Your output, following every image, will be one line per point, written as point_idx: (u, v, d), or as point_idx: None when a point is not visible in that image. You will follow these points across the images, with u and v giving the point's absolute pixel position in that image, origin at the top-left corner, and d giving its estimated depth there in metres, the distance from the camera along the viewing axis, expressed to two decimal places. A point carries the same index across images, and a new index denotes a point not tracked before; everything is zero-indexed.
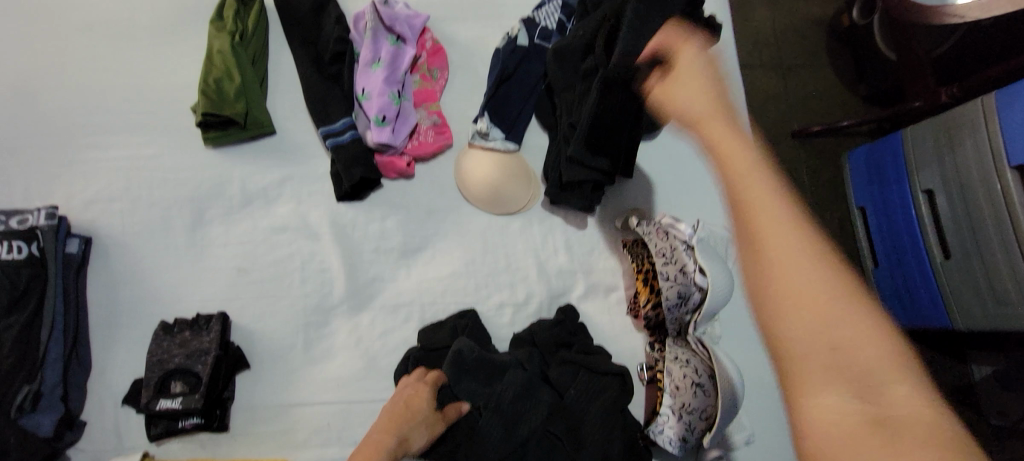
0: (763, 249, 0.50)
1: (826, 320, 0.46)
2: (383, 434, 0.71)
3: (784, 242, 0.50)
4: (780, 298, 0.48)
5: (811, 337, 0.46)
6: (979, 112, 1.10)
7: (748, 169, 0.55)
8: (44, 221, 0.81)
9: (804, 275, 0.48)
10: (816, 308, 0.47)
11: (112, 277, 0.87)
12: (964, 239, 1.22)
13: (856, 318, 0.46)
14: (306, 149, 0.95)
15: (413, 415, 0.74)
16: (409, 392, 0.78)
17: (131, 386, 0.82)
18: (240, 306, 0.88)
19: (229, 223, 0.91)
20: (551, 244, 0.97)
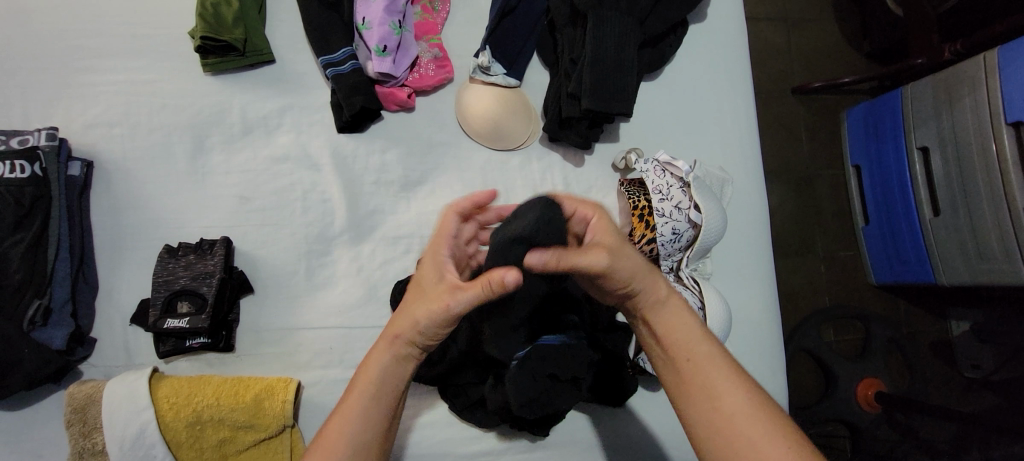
0: (701, 375, 0.57)
1: (737, 424, 0.54)
2: (397, 327, 0.61)
3: (698, 357, 0.58)
4: (696, 365, 0.57)
5: (732, 396, 0.55)
6: (987, 72, 1.14)
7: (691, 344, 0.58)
8: (45, 142, 0.81)
9: (719, 378, 0.56)
10: (713, 372, 0.57)
11: (115, 201, 0.88)
12: (955, 195, 1.24)
13: (760, 417, 0.54)
14: (305, 79, 0.94)
15: (422, 301, 0.59)
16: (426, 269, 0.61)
17: (138, 306, 0.84)
18: (243, 233, 0.90)
19: (230, 152, 0.91)
20: (549, 181, 0.99)
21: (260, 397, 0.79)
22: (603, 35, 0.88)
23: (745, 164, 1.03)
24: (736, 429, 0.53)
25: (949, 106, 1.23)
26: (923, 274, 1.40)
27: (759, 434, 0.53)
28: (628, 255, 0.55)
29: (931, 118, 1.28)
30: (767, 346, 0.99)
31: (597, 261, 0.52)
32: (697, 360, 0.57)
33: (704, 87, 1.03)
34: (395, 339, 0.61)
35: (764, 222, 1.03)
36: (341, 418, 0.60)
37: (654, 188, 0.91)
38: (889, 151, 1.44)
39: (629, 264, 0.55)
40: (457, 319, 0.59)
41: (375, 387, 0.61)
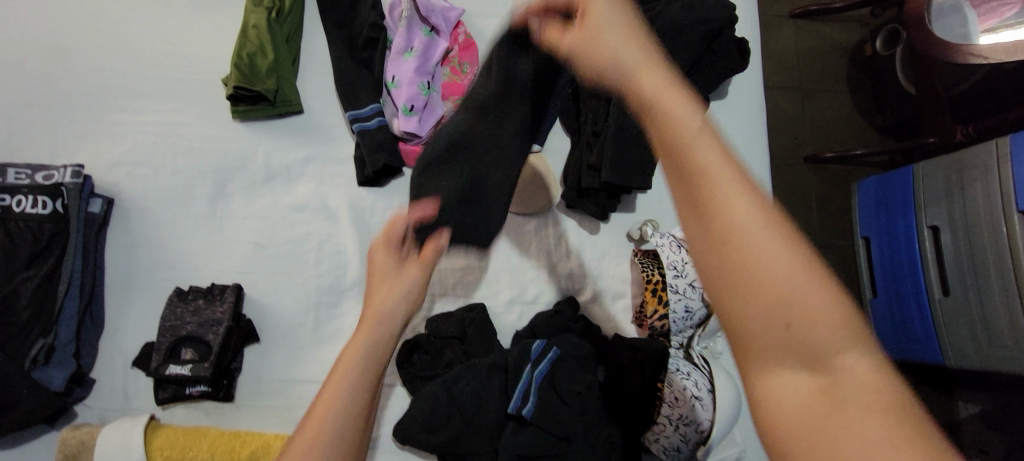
0: (711, 206, 0.35)
1: (740, 244, 0.34)
2: (379, 286, 0.64)
3: (719, 182, 0.36)
4: (713, 195, 0.35)
5: (758, 242, 0.34)
6: (1000, 161, 1.13)
7: (713, 162, 0.36)
8: (69, 179, 0.82)
9: (750, 219, 0.34)
10: (735, 204, 0.35)
11: (130, 240, 0.88)
12: (963, 277, 1.21)
13: (768, 228, 0.34)
14: (330, 131, 0.96)
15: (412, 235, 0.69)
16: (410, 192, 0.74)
17: (142, 349, 0.83)
18: (254, 279, 0.90)
19: (250, 198, 0.92)
20: (563, 247, 0.98)
21: (255, 456, 0.77)
22: (629, 110, 0.90)
23: None
24: (738, 240, 0.34)
25: (961, 190, 1.22)
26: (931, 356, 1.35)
27: (772, 254, 0.34)
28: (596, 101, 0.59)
29: (941, 200, 1.26)
30: None
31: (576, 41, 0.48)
32: (694, 151, 0.37)
33: None
34: (386, 288, 0.63)
35: None
36: (347, 353, 0.58)
37: (668, 263, 0.90)
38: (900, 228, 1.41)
39: (609, 43, 0.45)
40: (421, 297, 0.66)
41: (369, 333, 0.59)
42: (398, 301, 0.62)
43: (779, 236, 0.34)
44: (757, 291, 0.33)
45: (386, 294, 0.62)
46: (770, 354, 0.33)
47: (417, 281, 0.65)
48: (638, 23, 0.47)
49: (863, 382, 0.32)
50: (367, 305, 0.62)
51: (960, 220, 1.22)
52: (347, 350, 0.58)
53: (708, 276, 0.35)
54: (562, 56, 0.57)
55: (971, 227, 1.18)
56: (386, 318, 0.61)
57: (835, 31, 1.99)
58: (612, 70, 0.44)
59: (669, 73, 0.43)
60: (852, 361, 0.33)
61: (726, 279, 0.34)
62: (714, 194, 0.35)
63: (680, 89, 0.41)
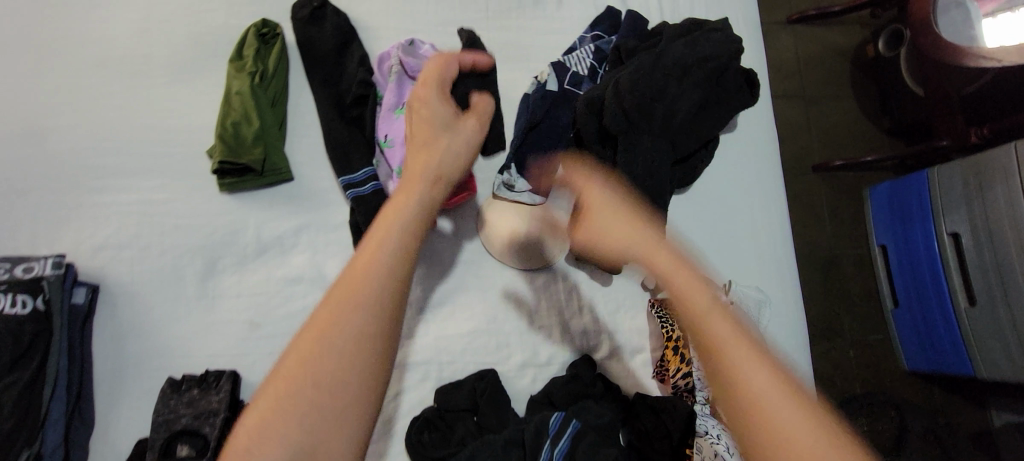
0: (710, 355, 0.47)
1: (762, 422, 0.43)
2: (392, 212, 0.53)
3: (716, 333, 0.47)
4: (723, 363, 0.46)
5: (777, 422, 0.43)
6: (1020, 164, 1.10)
7: (707, 315, 0.48)
8: (50, 271, 0.78)
9: (749, 363, 0.45)
10: (735, 363, 0.45)
11: (118, 328, 0.83)
12: (989, 280, 1.18)
13: (770, 377, 0.45)
14: (323, 196, 0.91)
15: (421, 170, 0.59)
16: (420, 129, 0.65)
17: (135, 447, 0.78)
18: (251, 361, 0.85)
19: (242, 273, 0.87)
20: (575, 301, 0.93)
21: None
22: (635, 158, 0.85)
23: (782, 281, 0.98)
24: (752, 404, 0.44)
25: (980, 194, 1.18)
26: (961, 366, 1.33)
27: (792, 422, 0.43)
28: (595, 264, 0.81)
29: (957, 206, 1.24)
30: None
31: (586, 232, 0.64)
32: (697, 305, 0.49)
33: (735, 198, 1.00)
34: (399, 222, 0.53)
35: (804, 343, 0.96)
36: (359, 275, 0.49)
37: None
38: (918, 235, 1.38)
39: (616, 231, 0.58)
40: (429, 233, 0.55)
41: (385, 262, 0.49)
42: (413, 214, 0.54)
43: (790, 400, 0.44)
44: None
45: (398, 230, 0.52)
46: None
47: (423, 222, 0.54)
48: (619, 203, 0.63)
49: None
50: (390, 204, 0.55)
51: (980, 226, 1.19)
52: (359, 271, 0.48)
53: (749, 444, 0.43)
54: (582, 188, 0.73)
55: (993, 231, 1.16)
56: (405, 244, 0.51)
57: (835, 35, 1.93)
58: (612, 250, 0.60)
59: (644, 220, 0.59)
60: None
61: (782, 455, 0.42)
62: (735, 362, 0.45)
63: (686, 265, 0.52)
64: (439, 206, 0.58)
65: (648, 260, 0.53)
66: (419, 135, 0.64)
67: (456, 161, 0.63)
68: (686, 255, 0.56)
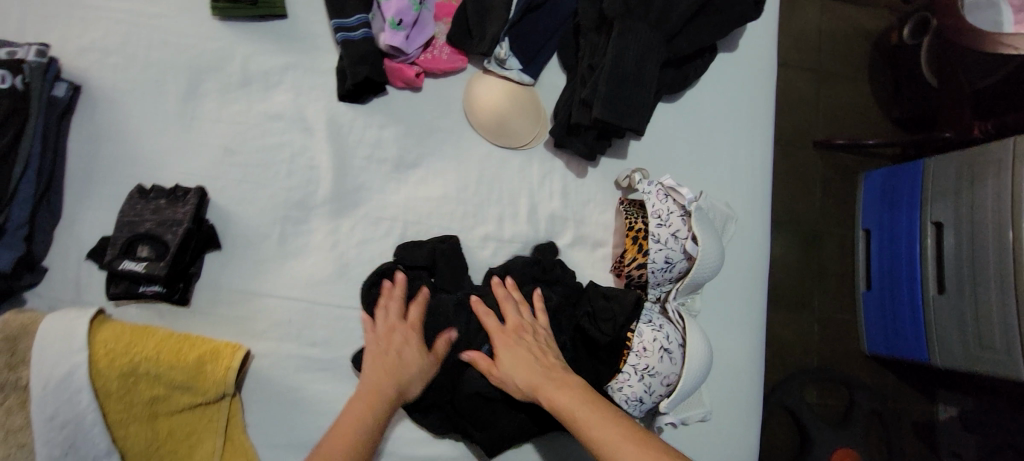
0: (607, 452, 0.66)
1: None
2: (347, 434, 0.70)
3: (603, 432, 0.68)
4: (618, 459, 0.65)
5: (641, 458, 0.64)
6: (1015, 157, 1.09)
7: (605, 425, 0.68)
8: (32, 58, 0.78)
9: (634, 457, 0.64)
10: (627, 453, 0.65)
11: (95, 131, 0.84)
12: (961, 276, 1.18)
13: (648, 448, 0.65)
14: (315, 40, 0.91)
15: (355, 423, 0.71)
16: (379, 380, 0.76)
17: (99, 242, 0.81)
18: (221, 186, 0.86)
19: (223, 101, 0.88)
20: (547, 186, 0.95)
21: (204, 358, 0.74)
22: (628, 46, 0.85)
23: (754, 203, 0.99)
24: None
25: (969, 187, 1.18)
26: (916, 352, 1.33)
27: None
28: (521, 360, 0.77)
29: (948, 197, 1.24)
30: (741, 393, 0.95)
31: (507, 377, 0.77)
32: (609, 454, 0.66)
33: (721, 117, 1.00)
34: (350, 448, 0.69)
35: (762, 266, 0.98)
36: (341, 431, 0.70)
37: (653, 212, 0.86)
38: (901, 220, 1.38)
39: (522, 374, 0.76)
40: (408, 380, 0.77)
41: (360, 448, 0.69)
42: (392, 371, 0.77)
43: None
44: None
45: (359, 447, 0.70)
46: None
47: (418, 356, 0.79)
48: (525, 347, 0.78)
49: None
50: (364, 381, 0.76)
51: (964, 219, 1.19)
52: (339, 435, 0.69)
53: None
54: (503, 347, 0.78)
55: (975, 224, 1.16)
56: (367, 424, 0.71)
57: None
58: (534, 390, 0.75)
59: (564, 381, 0.75)
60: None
61: None
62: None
63: (575, 387, 0.74)
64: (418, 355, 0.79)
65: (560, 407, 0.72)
66: (373, 389, 0.75)
67: (402, 391, 0.77)
68: (596, 430, 0.68)
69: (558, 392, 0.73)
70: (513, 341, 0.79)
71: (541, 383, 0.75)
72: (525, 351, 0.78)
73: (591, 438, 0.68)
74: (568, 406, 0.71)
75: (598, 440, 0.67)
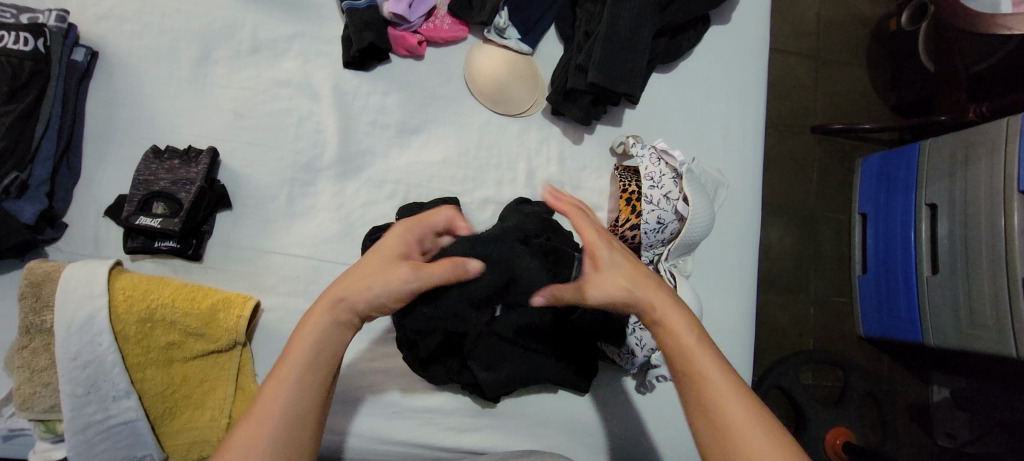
0: (714, 398, 0.57)
1: (741, 440, 0.55)
2: (285, 372, 0.58)
3: (714, 377, 0.58)
4: (725, 415, 0.57)
5: (750, 420, 0.56)
6: (1008, 138, 1.11)
7: (716, 372, 0.59)
8: (53, 23, 0.82)
9: (746, 418, 0.56)
10: (738, 411, 0.56)
11: (111, 95, 0.88)
12: (956, 257, 1.21)
13: (759, 411, 0.57)
14: (321, 10, 0.95)
15: (308, 338, 0.60)
16: (348, 282, 0.63)
17: (115, 200, 0.84)
18: (232, 148, 0.90)
19: (234, 67, 0.92)
20: (545, 152, 0.98)
21: (215, 307, 0.78)
22: (622, 13, 0.88)
23: (745, 170, 1.02)
24: (729, 425, 0.56)
25: (964, 168, 1.20)
26: (910, 333, 1.37)
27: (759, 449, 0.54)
28: (626, 269, 0.64)
29: (942, 179, 1.26)
30: (732, 354, 0.98)
31: (597, 286, 0.62)
32: (710, 386, 0.58)
33: (714, 87, 1.03)
34: (293, 374, 0.58)
35: (753, 232, 1.02)
36: (280, 371, 0.59)
37: (646, 174, 0.90)
38: (897, 202, 1.41)
39: (620, 281, 0.62)
40: (374, 302, 0.62)
41: (292, 394, 0.58)
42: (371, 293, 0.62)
43: (761, 418, 0.56)
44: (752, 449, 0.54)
45: (291, 393, 0.58)
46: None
47: (397, 280, 0.62)
48: (629, 255, 0.67)
49: None
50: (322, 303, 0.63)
51: (959, 201, 1.21)
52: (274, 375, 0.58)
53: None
54: (598, 252, 0.65)
55: (969, 205, 1.18)
56: (304, 361, 0.59)
57: None
58: (632, 303, 0.62)
59: (678, 302, 0.64)
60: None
61: (757, 442, 0.55)
62: (713, 396, 0.57)
63: (684, 313, 0.63)
64: (394, 278, 0.62)
65: (662, 326, 0.62)
66: (331, 289, 0.63)
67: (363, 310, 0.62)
68: (705, 359, 0.59)
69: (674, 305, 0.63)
70: (611, 248, 0.66)
71: (650, 291, 0.63)
72: (628, 260, 0.65)
73: (698, 376, 0.59)
74: (681, 336, 0.61)
75: (704, 370, 0.59)
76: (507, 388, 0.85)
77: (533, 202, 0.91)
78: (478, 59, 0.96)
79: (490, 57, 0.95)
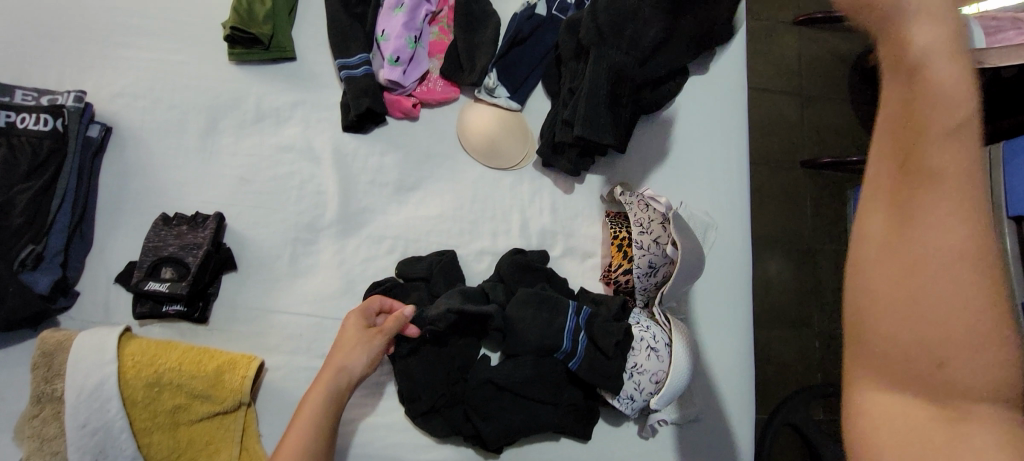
0: (909, 197, 0.48)
1: (926, 270, 0.46)
2: (298, 429, 0.72)
3: (951, 222, 0.46)
4: (924, 240, 0.47)
5: (956, 270, 0.45)
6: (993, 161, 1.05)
7: (962, 210, 0.46)
8: (71, 103, 0.87)
9: (949, 272, 0.46)
10: (943, 237, 0.46)
11: (124, 166, 0.93)
12: None
13: (975, 284, 0.45)
14: (321, 79, 1.02)
15: (315, 397, 0.75)
16: (333, 358, 0.79)
17: (125, 267, 0.88)
18: (238, 211, 0.94)
19: (239, 135, 0.97)
20: (537, 203, 1.02)
21: (221, 369, 0.80)
22: (603, 70, 0.93)
23: (733, 211, 1.05)
24: (917, 269, 0.47)
25: None
26: None
27: (947, 294, 0.45)
28: (943, 57, 0.48)
29: None
30: (732, 394, 0.98)
31: (922, 34, 0.48)
32: (922, 205, 0.47)
33: (697, 133, 1.08)
34: (299, 444, 0.71)
35: (745, 271, 1.04)
36: (298, 425, 0.73)
37: (635, 220, 0.94)
38: None
39: (942, 64, 0.47)
40: (360, 369, 0.79)
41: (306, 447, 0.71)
42: (348, 359, 0.78)
43: (972, 276, 0.45)
44: (924, 275, 0.46)
45: (305, 438, 0.72)
46: (928, 299, 0.46)
47: (374, 348, 0.80)
48: (955, 35, 0.48)
49: (977, 410, 0.46)
50: (319, 378, 0.77)
51: None
52: (294, 427, 0.73)
53: (868, 264, 0.50)
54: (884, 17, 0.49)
55: None
56: (316, 415, 0.73)
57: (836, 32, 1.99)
58: (910, 65, 0.48)
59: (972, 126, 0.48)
60: (983, 409, 0.46)
61: (920, 301, 0.47)
62: (929, 212, 0.46)
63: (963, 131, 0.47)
64: (378, 347, 0.80)
65: (925, 101, 0.48)
66: (326, 364, 0.78)
67: (349, 372, 0.78)
68: (937, 169, 0.47)
69: (945, 110, 0.47)
70: (943, 16, 0.48)
71: (922, 85, 0.48)
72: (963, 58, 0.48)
73: (929, 181, 0.47)
74: (924, 136, 0.47)
75: (930, 193, 0.47)
76: (508, 439, 0.85)
77: (528, 253, 0.96)
78: (470, 118, 1.02)
79: (481, 115, 1.01)
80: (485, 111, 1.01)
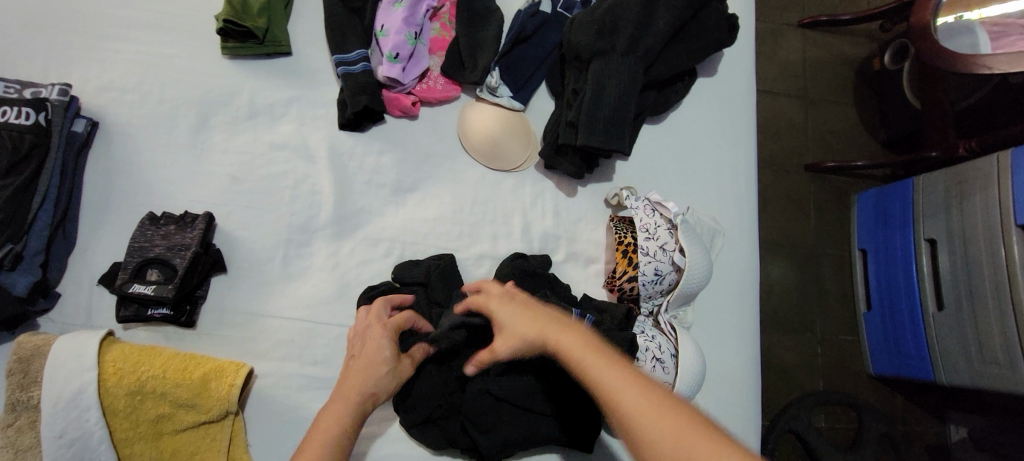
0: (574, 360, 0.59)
1: (606, 391, 0.55)
2: (316, 444, 0.63)
3: (582, 356, 0.59)
4: (594, 377, 0.57)
5: (619, 380, 0.55)
6: (1000, 171, 1.07)
7: (579, 343, 0.61)
8: (55, 97, 0.83)
9: (616, 381, 0.56)
10: (600, 367, 0.57)
11: (110, 163, 0.89)
12: (961, 296, 1.14)
13: (631, 378, 0.56)
14: (317, 75, 0.98)
15: (336, 413, 0.66)
16: (355, 372, 0.71)
17: (109, 268, 0.84)
18: (228, 211, 0.90)
19: (230, 132, 0.93)
20: (540, 206, 0.99)
21: (207, 377, 0.76)
22: (606, 71, 0.90)
23: (740, 216, 1.02)
24: (597, 384, 0.56)
25: (959, 202, 1.16)
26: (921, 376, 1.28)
27: (627, 395, 0.54)
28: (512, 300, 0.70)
29: (937, 212, 1.21)
30: (738, 404, 0.95)
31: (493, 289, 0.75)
32: (577, 360, 0.59)
33: (704, 136, 1.05)
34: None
35: (752, 278, 1.01)
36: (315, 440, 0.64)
37: (641, 226, 0.90)
38: (896, 240, 1.35)
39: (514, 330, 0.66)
40: (387, 390, 0.72)
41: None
42: (376, 374, 0.71)
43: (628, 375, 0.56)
44: (614, 399, 0.54)
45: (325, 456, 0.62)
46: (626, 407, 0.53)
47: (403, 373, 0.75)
48: (522, 299, 0.72)
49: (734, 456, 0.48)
50: (337, 394, 0.69)
51: (957, 234, 1.16)
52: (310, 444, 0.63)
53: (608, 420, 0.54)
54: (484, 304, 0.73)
55: (968, 237, 1.13)
56: (339, 433, 0.65)
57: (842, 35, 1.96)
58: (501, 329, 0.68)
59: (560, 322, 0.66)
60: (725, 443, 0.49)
61: (629, 406, 0.53)
62: (583, 368, 0.58)
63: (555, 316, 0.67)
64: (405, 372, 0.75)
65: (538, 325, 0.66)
66: (346, 379, 0.70)
67: (375, 391, 0.70)
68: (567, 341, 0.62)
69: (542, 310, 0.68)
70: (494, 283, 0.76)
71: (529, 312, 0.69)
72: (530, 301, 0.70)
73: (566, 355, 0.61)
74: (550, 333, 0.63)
75: (569, 349, 0.61)
76: (507, 452, 0.82)
77: (528, 258, 0.92)
78: (471, 117, 0.98)
79: (483, 114, 0.97)
80: (487, 111, 0.98)
